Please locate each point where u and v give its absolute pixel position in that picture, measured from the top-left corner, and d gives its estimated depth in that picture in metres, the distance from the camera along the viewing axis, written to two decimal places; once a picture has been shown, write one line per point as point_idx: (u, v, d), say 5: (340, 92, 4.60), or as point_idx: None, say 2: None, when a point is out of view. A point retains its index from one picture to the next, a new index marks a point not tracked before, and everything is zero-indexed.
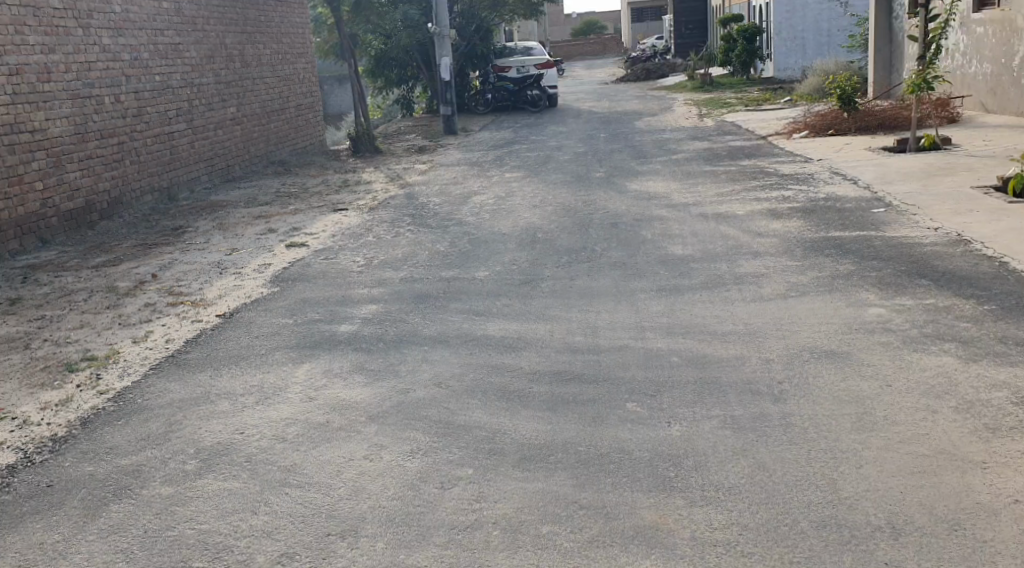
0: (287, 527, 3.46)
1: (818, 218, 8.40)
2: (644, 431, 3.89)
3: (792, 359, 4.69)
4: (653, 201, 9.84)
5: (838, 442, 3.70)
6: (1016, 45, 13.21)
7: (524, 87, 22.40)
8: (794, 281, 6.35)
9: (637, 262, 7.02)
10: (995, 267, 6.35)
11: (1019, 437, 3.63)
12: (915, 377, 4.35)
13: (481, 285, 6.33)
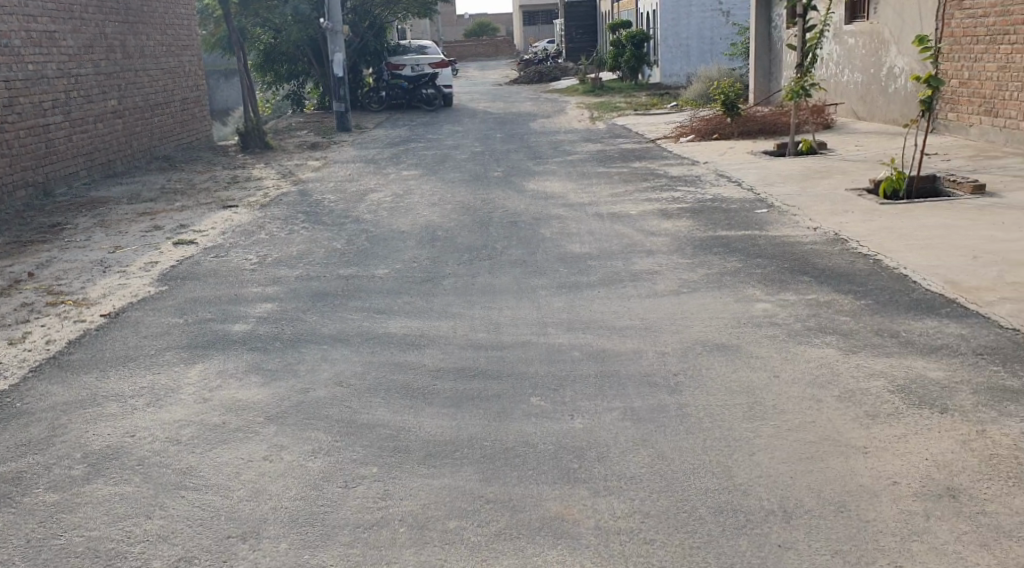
0: (183, 531, 3.42)
1: (706, 218, 8.68)
2: (547, 424, 3.98)
3: (687, 352, 4.87)
4: (550, 200, 10.00)
5: (732, 431, 3.87)
6: (884, 55, 13.90)
7: (418, 86, 22.41)
8: (685, 279, 6.56)
9: (537, 260, 7.12)
10: (870, 264, 6.69)
11: (896, 422, 3.87)
12: (800, 368, 4.58)
13: (380, 282, 6.34)
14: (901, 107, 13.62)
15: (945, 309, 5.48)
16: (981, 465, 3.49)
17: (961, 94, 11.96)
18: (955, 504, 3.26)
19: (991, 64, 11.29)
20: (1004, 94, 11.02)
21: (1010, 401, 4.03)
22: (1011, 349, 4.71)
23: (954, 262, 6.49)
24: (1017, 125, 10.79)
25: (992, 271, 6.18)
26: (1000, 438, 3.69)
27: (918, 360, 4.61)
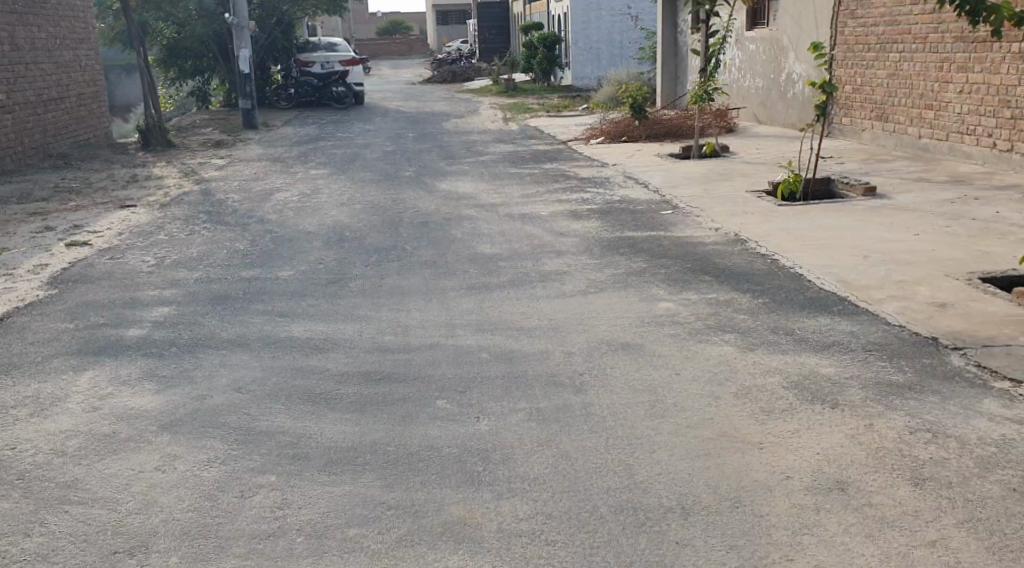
0: (66, 548, 3.29)
1: (614, 219, 8.79)
2: (452, 428, 3.98)
3: (592, 352, 4.92)
4: (462, 200, 10.00)
5: (634, 429, 3.93)
6: (783, 61, 14.30)
7: (329, 83, 22.12)
8: (592, 278, 6.64)
9: (448, 260, 7.11)
10: (768, 264, 6.88)
11: (791, 418, 3.98)
12: (701, 366, 4.67)
13: (284, 284, 6.25)
14: (799, 111, 14.02)
15: (838, 307, 5.66)
16: (869, 458, 3.62)
17: (855, 99, 12.37)
18: (844, 497, 3.37)
19: (882, 71, 11.71)
20: (895, 100, 11.44)
21: (895, 395, 4.19)
22: (898, 345, 4.89)
23: (847, 261, 6.71)
24: (906, 129, 11.22)
25: (881, 270, 6.41)
26: (887, 432, 3.83)
27: (812, 356, 4.75)
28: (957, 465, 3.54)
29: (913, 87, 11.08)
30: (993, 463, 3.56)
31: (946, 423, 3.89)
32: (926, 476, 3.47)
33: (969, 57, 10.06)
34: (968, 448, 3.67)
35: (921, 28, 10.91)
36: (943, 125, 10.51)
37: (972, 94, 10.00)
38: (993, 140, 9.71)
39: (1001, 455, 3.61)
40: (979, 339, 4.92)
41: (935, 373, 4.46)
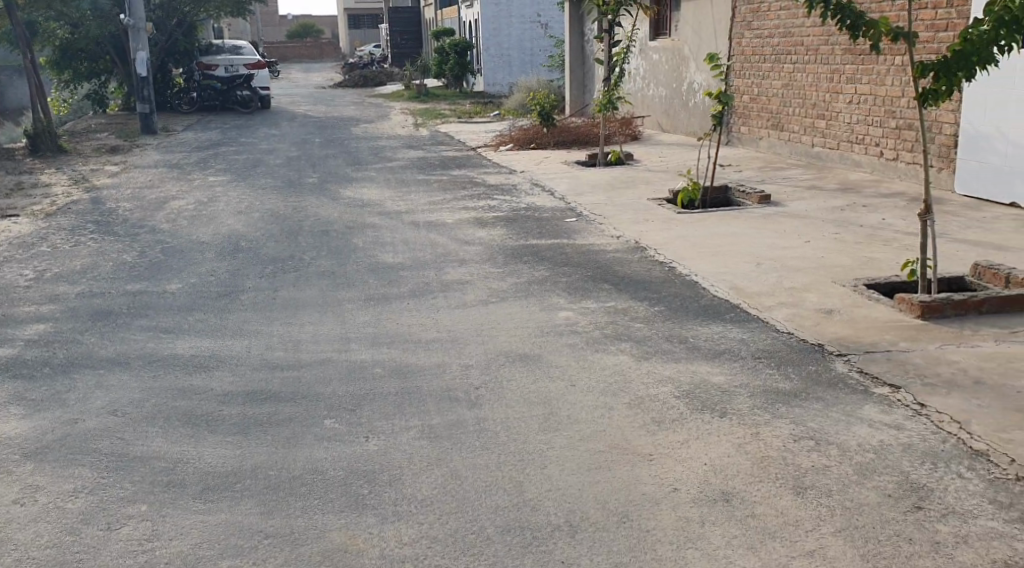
0: None
1: (518, 226, 8.81)
2: (339, 448, 3.90)
3: (489, 364, 4.90)
4: (366, 208, 9.89)
5: (526, 444, 3.91)
6: (685, 71, 14.55)
7: (232, 87, 21.69)
8: (493, 287, 6.63)
9: (347, 270, 7.01)
10: (665, 272, 6.97)
11: (680, 428, 4.01)
12: (595, 376, 4.70)
13: (171, 298, 6.06)
14: (699, 120, 14.29)
15: (730, 314, 5.77)
16: (754, 468, 3.67)
17: (752, 109, 12.67)
18: (728, 508, 3.41)
19: (777, 81, 12.01)
20: (789, 109, 11.75)
21: (781, 403, 4.27)
22: (785, 352, 5.00)
23: (741, 269, 6.84)
24: (799, 138, 11.53)
25: (773, 277, 6.56)
26: (773, 440, 3.90)
27: (703, 365, 4.82)
28: (837, 473, 3.62)
29: (805, 98, 11.39)
30: (871, 469, 3.65)
31: (828, 429, 3.98)
32: (807, 485, 3.54)
33: (857, 69, 10.38)
34: (848, 454, 3.76)
35: (812, 41, 11.22)
36: (834, 134, 10.82)
37: (860, 104, 10.32)
38: (880, 149, 10.03)
39: (879, 461, 3.71)
40: (862, 345, 5.06)
41: (820, 380, 4.56)
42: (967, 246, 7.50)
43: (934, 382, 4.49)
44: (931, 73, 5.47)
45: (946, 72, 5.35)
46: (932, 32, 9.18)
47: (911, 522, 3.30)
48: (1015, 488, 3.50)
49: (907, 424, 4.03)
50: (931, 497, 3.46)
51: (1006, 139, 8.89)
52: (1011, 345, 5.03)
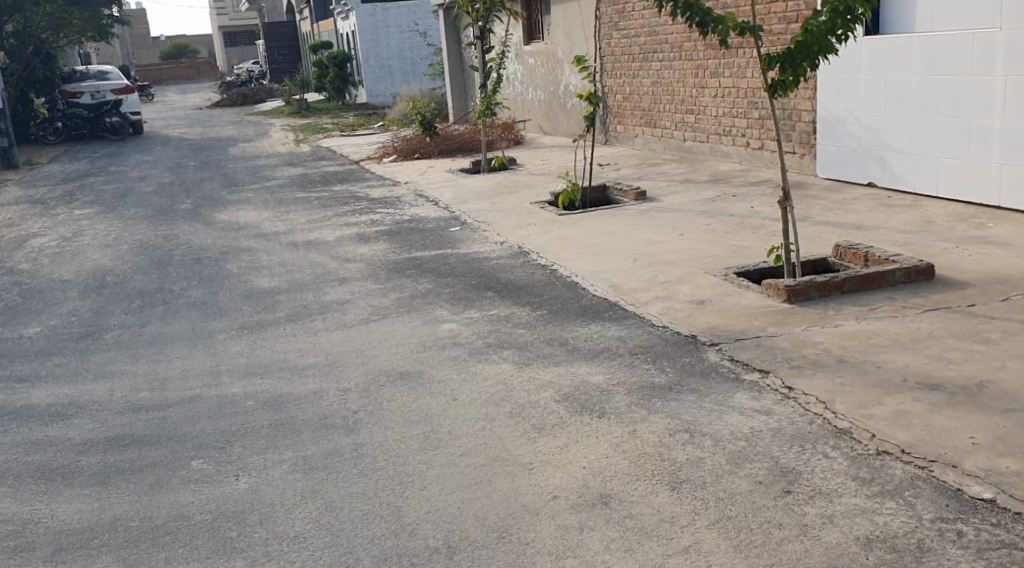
0: None
1: (401, 240, 8.71)
2: (209, 490, 3.81)
3: (370, 385, 4.89)
4: (242, 231, 9.66)
5: (406, 466, 4.00)
6: (560, 74, 14.73)
7: (101, 114, 20.95)
8: (375, 305, 6.54)
9: (220, 299, 6.83)
10: (547, 275, 7.04)
11: (559, 434, 4.33)
12: (476, 388, 4.87)
13: (30, 343, 5.80)
14: (576, 122, 14.49)
15: (608, 312, 6.10)
16: (630, 467, 4.04)
17: (626, 108, 12.87)
18: (607, 511, 3.68)
19: (646, 80, 12.24)
20: (660, 106, 11.99)
21: (657, 398, 4.74)
22: (660, 346, 5.47)
23: (618, 267, 6.99)
24: (671, 134, 11.77)
25: (647, 273, 6.80)
26: (648, 437, 4.32)
27: (583, 366, 5.19)
28: (711, 464, 4.05)
29: (674, 94, 11.63)
30: (743, 457, 4.11)
31: (702, 421, 4.47)
32: (682, 480, 3.91)
33: (719, 63, 10.64)
34: (722, 445, 4.22)
35: (676, 38, 11.47)
36: (702, 128, 11.09)
37: (725, 97, 10.59)
38: (746, 139, 10.32)
39: (751, 448, 4.19)
40: (732, 333, 5.58)
41: (694, 371, 5.09)
42: (831, 228, 7.78)
43: (800, 363, 5.08)
44: (776, 65, 5.68)
45: (791, 64, 5.57)
46: (785, 23, 9.46)
47: (780, 507, 3.70)
48: (875, 462, 4.03)
49: (777, 408, 4.58)
50: (801, 480, 3.92)
51: (860, 123, 9.27)
52: (868, 322, 5.65)
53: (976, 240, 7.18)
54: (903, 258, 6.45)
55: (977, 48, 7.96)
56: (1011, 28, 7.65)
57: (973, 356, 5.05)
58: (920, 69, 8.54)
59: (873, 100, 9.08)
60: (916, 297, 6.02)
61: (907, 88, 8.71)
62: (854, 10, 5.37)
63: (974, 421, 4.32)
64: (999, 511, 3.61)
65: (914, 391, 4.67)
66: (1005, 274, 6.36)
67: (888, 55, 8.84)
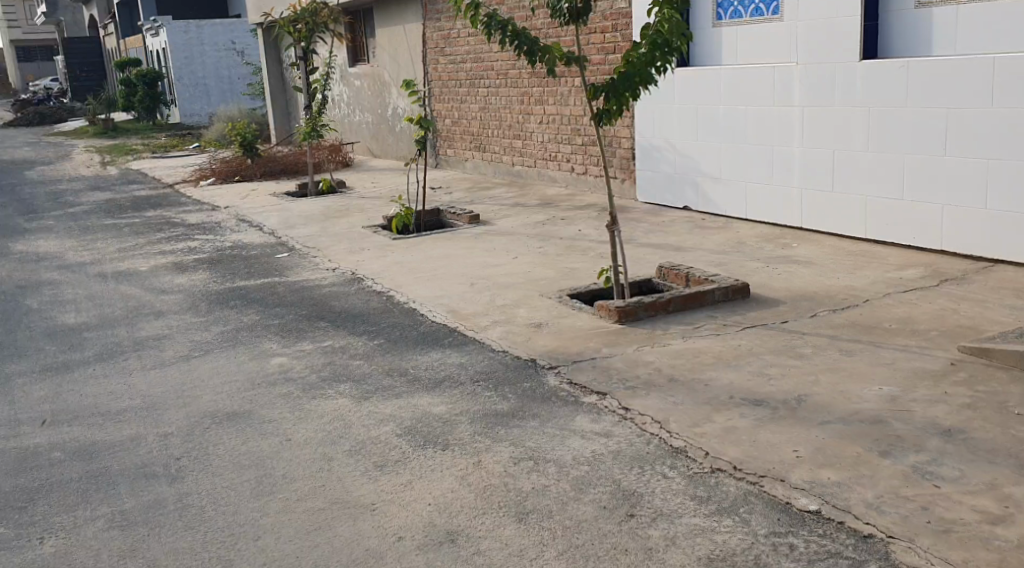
0: None
1: (223, 268, 8.30)
2: (9, 557, 3.61)
3: (193, 429, 4.73)
4: (42, 262, 8.99)
5: (237, 515, 3.89)
6: (387, 96, 14.59)
7: None
8: (197, 339, 6.20)
9: (18, 338, 6.31)
10: (382, 301, 6.88)
11: (401, 470, 4.28)
12: (313, 425, 4.77)
13: None
14: (405, 144, 14.35)
15: (447, 339, 6.01)
16: (477, 500, 4.02)
17: (455, 132, 12.85)
18: (453, 549, 3.65)
19: (474, 104, 12.25)
20: (488, 131, 12.02)
21: (499, 426, 4.75)
22: (501, 372, 5.46)
23: (455, 292, 6.92)
24: (500, 158, 11.82)
25: (485, 297, 6.77)
26: (493, 467, 4.32)
27: (423, 397, 5.12)
28: (556, 492, 4.08)
29: (501, 119, 11.68)
30: (587, 482, 4.17)
31: (544, 447, 4.51)
32: (528, 510, 3.93)
33: (544, 91, 10.75)
34: (565, 471, 4.27)
35: (500, 65, 11.52)
36: (529, 153, 11.19)
37: (549, 124, 10.72)
38: (571, 164, 10.48)
39: (594, 472, 4.25)
40: (569, 355, 5.66)
41: (535, 396, 5.11)
42: (653, 249, 7.98)
43: (635, 384, 5.22)
44: (600, 94, 6.10)
45: (615, 94, 6.00)
46: (603, 54, 9.69)
47: (625, 532, 3.76)
48: (710, 480, 4.16)
49: (616, 430, 4.68)
50: (642, 502, 3.99)
51: (675, 150, 9.58)
52: (697, 341, 5.86)
53: (785, 259, 7.56)
54: (721, 278, 6.71)
55: (777, 80, 8.40)
56: (806, 62, 8.11)
57: (790, 371, 5.34)
58: (727, 98, 8.91)
59: (686, 128, 9.41)
60: (738, 314, 6.31)
61: (716, 117, 9.07)
62: (671, 43, 5.89)
63: (796, 435, 4.54)
64: (824, 522, 3.79)
65: (742, 408, 4.88)
66: (811, 291, 6.73)
67: (699, 85, 9.18)
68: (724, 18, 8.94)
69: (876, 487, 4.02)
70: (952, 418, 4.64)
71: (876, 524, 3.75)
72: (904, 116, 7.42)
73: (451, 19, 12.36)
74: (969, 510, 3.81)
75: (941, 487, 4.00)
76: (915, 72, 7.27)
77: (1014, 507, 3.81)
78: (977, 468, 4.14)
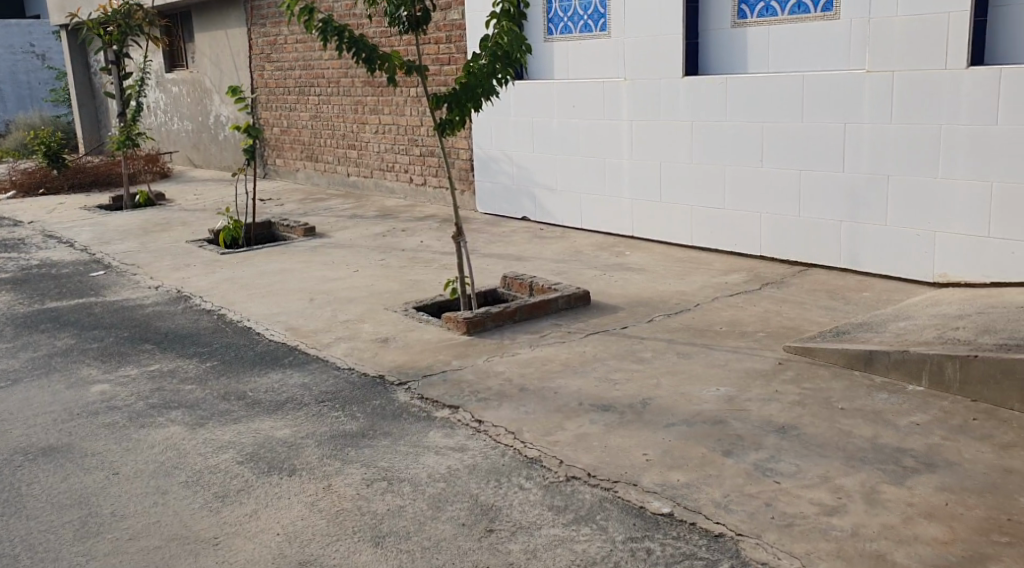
0: None
1: (31, 289, 7.65)
2: None
3: (4, 469, 4.30)
4: None
5: (59, 562, 3.56)
6: (209, 104, 13.96)
7: None
8: (5, 368, 5.66)
9: None
10: (213, 320, 6.51)
11: (245, 500, 4.02)
12: (143, 457, 4.42)
13: None
14: (229, 154, 13.76)
15: (288, 358, 5.73)
16: (328, 526, 3.81)
17: (284, 141, 12.44)
18: None
19: (304, 113, 11.88)
20: (320, 141, 11.69)
21: (349, 447, 4.55)
22: (347, 391, 5.24)
23: (293, 308, 6.63)
24: (334, 168, 11.52)
25: (326, 312, 6.52)
26: (344, 490, 4.12)
27: (265, 420, 4.84)
28: (413, 512, 3.92)
29: (333, 129, 11.38)
30: (442, 500, 4.03)
31: (397, 466, 4.34)
32: (384, 533, 3.76)
33: (378, 100, 10.54)
34: (420, 490, 4.12)
35: (330, 73, 11.21)
36: (365, 164, 10.96)
37: (385, 134, 10.52)
38: (409, 175, 10.33)
39: (449, 489, 4.12)
40: (418, 370, 5.51)
41: (385, 414, 4.93)
42: (494, 259, 7.94)
43: (486, 397, 5.12)
44: (443, 104, 5.99)
45: (458, 104, 5.89)
46: (438, 65, 9.60)
47: (486, 549, 3.65)
48: (566, 489, 4.11)
49: (470, 444, 4.56)
50: (501, 517, 3.89)
51: (512, 161, 9.59)
52: (546, 350, 5.83)
53: (620, 267, 7.67)
54: (564, 286, 6.72)
55: (605, 95, 8.54)
56: (633, 78, 8.28)
57: (634, 376, 5.39)
58: (559, 112, 8.99)
59: (522, 140, 9.43)
60: (582, 322, 6.33)
61: (549, 130, 9.13)
62: (512, 56, 5.86)
63: (645, 439, 4.57)
64: (677, 523, 3.81)
65: (592, 414, 4.87)
66: (647, 297, 6.85)
67: (533, 97, 9.22)
68: (554, 33, 9.02)
69: (722, 487, 4.08)
70: (785, 415, 4.79)
71: (725, 523, 3.80)
72: (726, 130, 7.68)
73: (279, 25, 11.94)
74: (807, 503, 3.92)
75: (781, 482, 4.11)
76: (734, 88, 7.55)
77: (847, 498, 3.95)
78: (812, 462, 4.27)
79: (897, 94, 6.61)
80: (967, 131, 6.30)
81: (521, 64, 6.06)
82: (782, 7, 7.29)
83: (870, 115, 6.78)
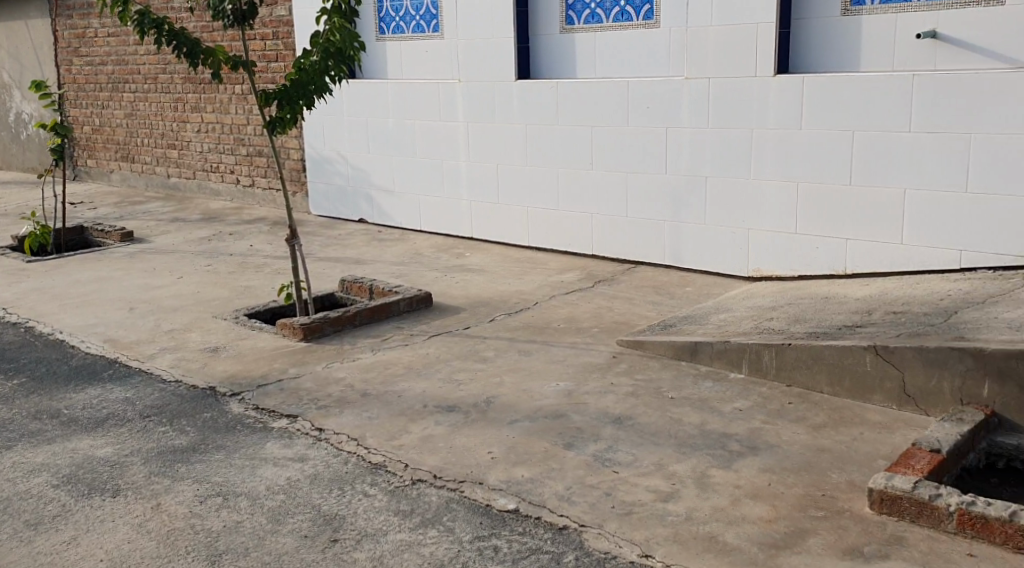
0: None
1: None
2: None
3: None
4: None
5: None
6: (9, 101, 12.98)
7: None
8: None
9: None
10: (20, 333, 6.02)
11: (61, 526, 3.73)
12: None
13: None
14: (33, 155, 12.83)
15: (108, 372, 5.37)
16: (158, 548, 3.58)
17: (95, 141, 11.73)
18: None
19: (118, 111, 11.23)
20: (136, 140, 11.09)
21: (178, 463, 4.30)
22: (176, 404, 4.96)
23: (112, 319, 6.23)
24: (153, 169, 10.95)
25: (149, 322, 6.16)
26: (174, 509, 3.88)
27: (84, 439, 4.52)
28: (250, 527, 3.74)
29: (151, 127, 10.82)
30: (282, 513, 3.87)
31: (233, 481, 4.13)
32: (221, 551, 3.57)
33: (199, 98, 10.09)
34: (258, 503, 3.93)
35: (146, 69, 10.65)
36: (187, 164, 10.47)
37: (208, 133, 10.08)
38: (235, 176, 9.95)
39: (289, 501, 3.96)
40: (252, 379, 5.28)
41: (218, 426, 4.69)
42: (331, 262, 7.75)
43: (326, 403, 4.97)
44: (272, 101, 5.74)
45: (289, 101, 5.67)
46: (265, 62, 9.29)
47: (330, 560, 3.53)
48: (411, 492, 4.03)
49: (310, 453, 4.40)
50: (344, 526, 3.77)
51: (346, 162, 9.40)
52: (387, 353, 5.72)
53: (459, 268, 7.65)
54: (402, 287, 6.63)
55: (437, 97, 8.50)
56: (464, 79, 8.27)
57: (475, 375, 5.36)
58: (391, 112, 8.88)
59: (355, 140, 9.26)
60: (422, 323, 6.26)
61: (382, 131, 9.01)
62: (345, 52, 5.71)
63: (487, 437, 4.54)
64: (522, 519, 3.80)
65: (435, 415, 4.81)
66: (486, 297, 6.85)
67: (364, 97, 9.06)
68: (386, 32, 8.94)
69: (564, 480, 4.11)
70: (620, 407, 4.88)
71: (568, 515, 3.82)
72: (556, 132, 7.79)
73: (87, 18, 11.25)
74: (644, 491, 4.00)
75: (619, 472, 4.17)
76: (562, 91, 7.66)
77: (680, 483, 4.06)
78: (647, 451, 4.37)
79: (712, 99, 6.88)
80: (775, 134, 6.62)
81: (354, 62, 5.93)
82: (607, 14, 7.48)
83: (689, 118, 7.02)
